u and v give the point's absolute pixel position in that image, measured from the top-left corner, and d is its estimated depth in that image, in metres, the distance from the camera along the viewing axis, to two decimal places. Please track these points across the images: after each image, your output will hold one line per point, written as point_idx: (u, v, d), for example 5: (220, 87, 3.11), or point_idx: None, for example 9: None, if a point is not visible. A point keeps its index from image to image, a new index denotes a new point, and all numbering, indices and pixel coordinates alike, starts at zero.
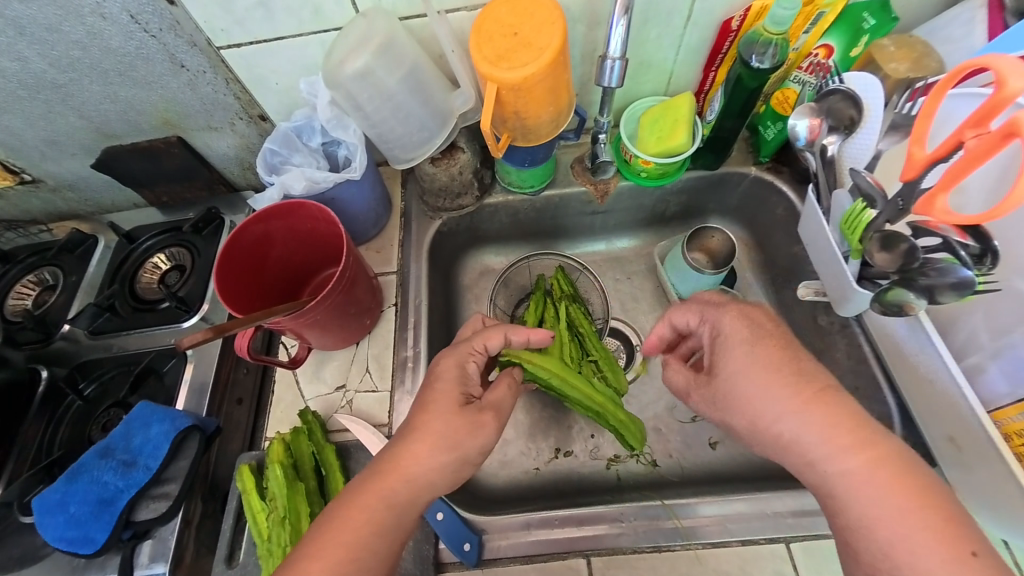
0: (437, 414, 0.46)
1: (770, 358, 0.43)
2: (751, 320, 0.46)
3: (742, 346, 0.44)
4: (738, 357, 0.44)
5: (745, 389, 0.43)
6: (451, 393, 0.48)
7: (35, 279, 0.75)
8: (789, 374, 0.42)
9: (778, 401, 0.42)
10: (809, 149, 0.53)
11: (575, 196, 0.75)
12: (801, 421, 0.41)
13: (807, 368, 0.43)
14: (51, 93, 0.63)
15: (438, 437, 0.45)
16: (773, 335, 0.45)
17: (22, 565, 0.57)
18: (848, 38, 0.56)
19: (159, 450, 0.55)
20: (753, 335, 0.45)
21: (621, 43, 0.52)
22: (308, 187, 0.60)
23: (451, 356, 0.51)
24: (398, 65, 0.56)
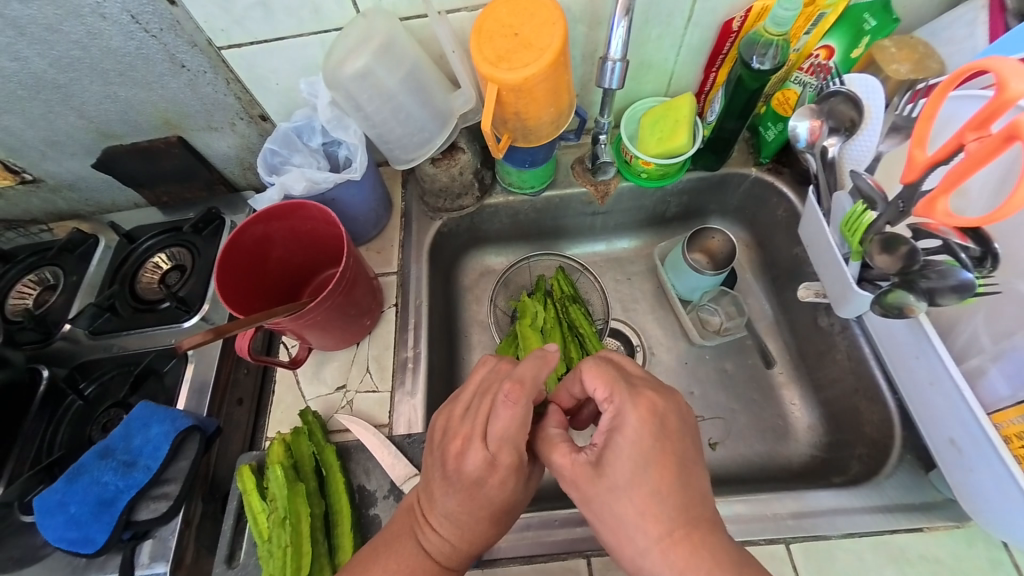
0: (502, 513, 0.45)
1: (654, 484, 0.39)
2: (656, 421, 0.41)
3: (630, 461, 0.40)
4: (624, 474, 0.40)
5: (618, 508, 0.39)
6: (515, 495, 0.45)
7: (36, 279, 0.75)
8: (668, 503, 0.38)
9: (645, 532, 0.38)
10: (809, 150, 0.53)
11: (575, 197, 0.75)
12: (661, 562, 0.37)
13: (692, 498, 0.39)
14: (51, 94, 0.63)
15: (501, 525, 0.46)
16: (665, 448, 0.40)
17: (23, 564, 0.57)
18: (849, 39, 0.56)
19: (159, 450, 0.55)
20: (644, 446, 0.40)
21: (623, 44, 0.52)
22: (308, 188, 0.59)
23: (501, 468, 0.43)
24: (398, 65, 0.56)
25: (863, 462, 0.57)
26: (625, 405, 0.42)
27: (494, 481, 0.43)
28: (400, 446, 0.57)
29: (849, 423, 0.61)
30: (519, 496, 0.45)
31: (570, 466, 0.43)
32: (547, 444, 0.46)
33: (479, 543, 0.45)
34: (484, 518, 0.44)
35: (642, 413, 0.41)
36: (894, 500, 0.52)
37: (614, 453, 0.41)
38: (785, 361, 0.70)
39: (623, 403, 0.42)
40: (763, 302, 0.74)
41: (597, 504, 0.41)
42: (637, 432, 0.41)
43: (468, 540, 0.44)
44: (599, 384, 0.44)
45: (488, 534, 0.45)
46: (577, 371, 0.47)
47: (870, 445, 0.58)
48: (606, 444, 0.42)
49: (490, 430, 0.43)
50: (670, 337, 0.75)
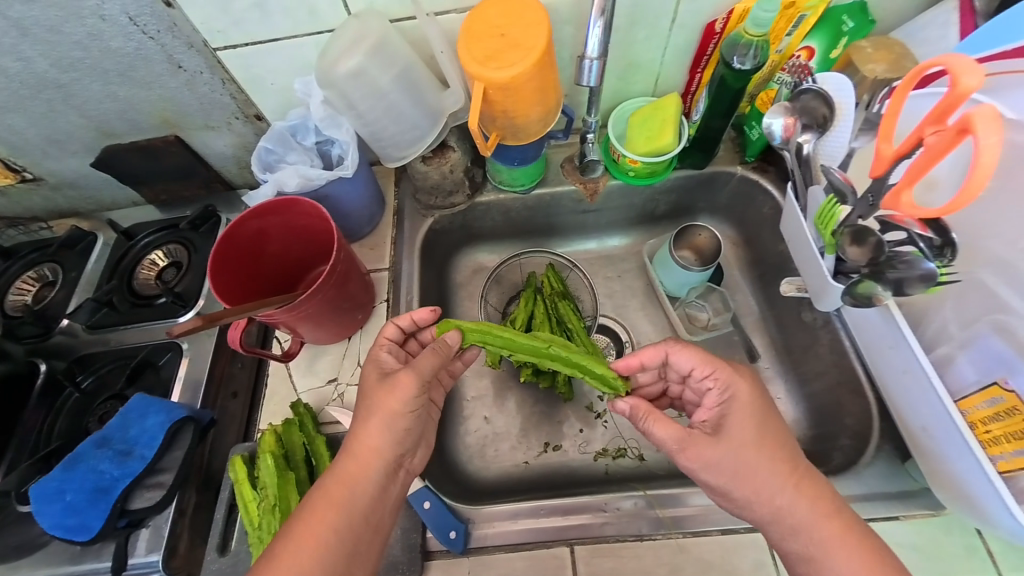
0: (376, 407, 0.48)
1: (775, 437, 0.45)
2: (761, 393, 0.48)
3: (757, 423, 0.45)
4: (749, 432, 0.45)
5: (751, 462, 0.44)
6: (376, 379, 0.51)
7: (36, 275, 0.77)
8: (785, 452, 0.45)
9: (776, 478, 0.44)
10: (785, 147, 0.54)
11: (565, 195, 0.76)
12: (791, 500, 0.43)
13: (796, 448, 0.46)
14: (52, 93, 0.65)
15: (381, 417, 0.48)
16: (774, 410, 0.47)
17: (18, 554, 0.58)
18: (829, 39, 0.57)
19: (155, 440, 0.56)
20: (760, 410, 0.46)
21: (600, 43, 0.53)
22: (302, 184, 0.61)
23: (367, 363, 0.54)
24: (389, 65, 0.58)
25: (844, 453, 0.58)
26: (734, 378, 0.48)
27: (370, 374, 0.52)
28: None
29: (832, 416, 0.62)
30: (388, 385, 0.49)
31: (683, 438, 0.46)
32: (650, 425, 0.49)
33: (371, 444, 0.47)
34: (369, 411, 0.49)
35: (751, 387, 0.47)
36: (873, 489, 0.53)
37: (737, 418, 0.46)
38: (771, 356, 0.71)
39: (734, 377, 0.48)
40: (750, 298, 0.75)
41: (724, 467, 0.45)
42: (750, 398, 0.47)
43: (361, 443, 0.47)
44: (700, 357, 0.50)
45: (373, 424, 0.48)
46: (671, 346, 0.51)
47: (851, 436, 0.59)
48: (725, 414, 0.47)
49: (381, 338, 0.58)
50: (659, 333, 0.76)
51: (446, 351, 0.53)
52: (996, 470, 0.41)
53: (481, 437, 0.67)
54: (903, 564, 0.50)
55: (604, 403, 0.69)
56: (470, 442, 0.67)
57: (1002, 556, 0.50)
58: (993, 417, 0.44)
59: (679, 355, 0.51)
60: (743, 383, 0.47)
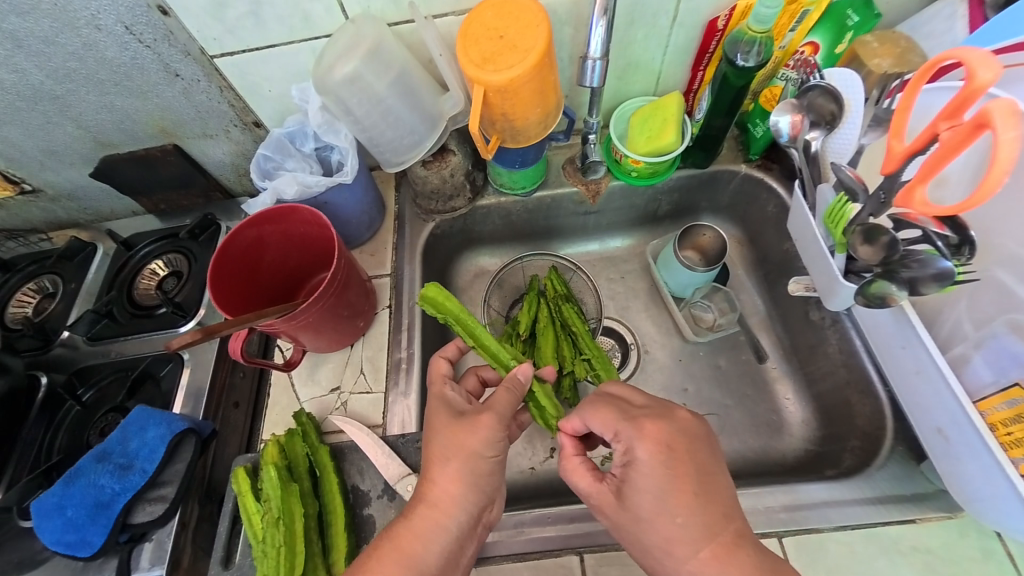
0: (454, 452, 0.46)
1: (673, 511, 0.41)
2: (668, 452, 0.42)
3: (654, 494, 0.42)
4: (647, 504, 0.42)
5: (648, 536, 0.42)
6: (452, 417, 0.49)
7: (36, 287, 0.76)
8: (688, 527, 0.40)
9: (678, 555, 0.40)
10: (792, 145, 0.53)
11: (566, 196, 0.76)
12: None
13: (718, 512, 0.41)
14: (48, 104, 0.64)
15: (460, 461, 0.46)
16: (682, 472, 0.42)
17: (21, 569, 0.57)
18: (833, 35, 0.57)
19: (156, 453, 0.55)
20: (667, 473, 0.42)
21: (602, 44, 0.53)
22: (300, 191, 0.60)
23: (432, 401, 0.52)
24: (386, 69, 0.57)
25: (855, 454, 0.57)
26: (635, 440, 0.43)
27: (438, 409, 0.50)
28: (394, 446, 0.57)
29: (841, 416, 0.61)
30: (465, 426, 0.47)
31: (594, 492, 0.46)
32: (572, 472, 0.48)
33: (451, 495, 0.46)
34: (447, 457, 0.47)
35: (653, 449, 0.43)
36: (886, 492, 0.52)
37: (634, 491, 0.43)
38: (778, 355, 0.70)
39: (633, 440, 0.44)
40: (756, 298, 0.74)
41: (629, 532, 0.44)
42: (648, 463, 0.42)
43: (438, 494, 0.46)
44: (599, 421, 0.47)
45: (452, 469, 0.46)
46: (584, 407, 0.49)
47: (862, 437, 0.58)
48: (626, 479, 0.44)
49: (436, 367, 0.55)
50: (664, 334, 0.75)
51: (517, 386, 0.53)
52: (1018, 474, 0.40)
53: None
54: (919, 568, 0.49)
55: None
56: None
57: (1020, 559, 0.48)
58: (1014, 419, 0.41)
59: (590, 419, 0.48)
60: (644, 443, 0.43)
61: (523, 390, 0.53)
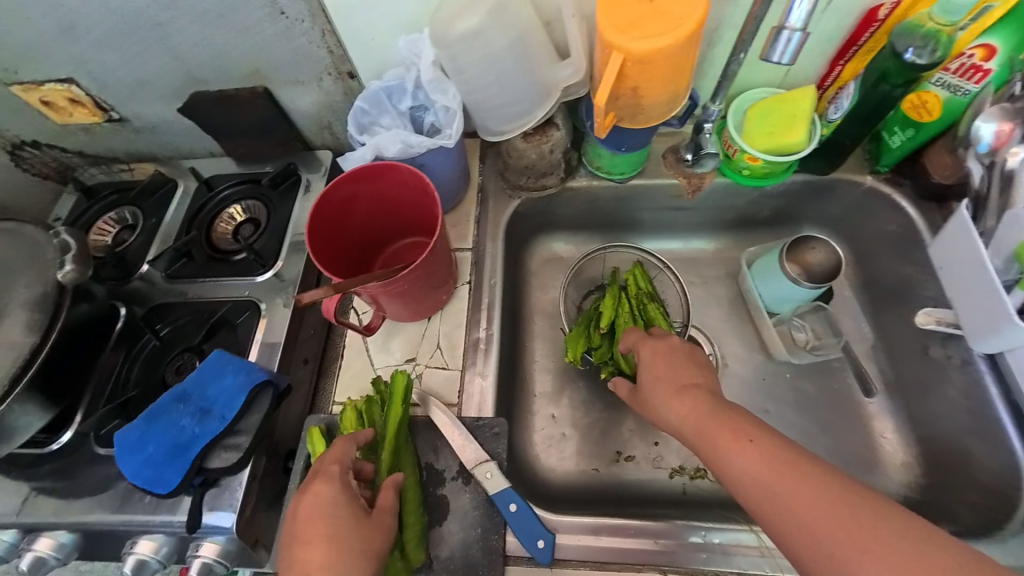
0: (358, 549, 0.43)
1: (659, 369, 0.53)
2: (659, 341, 0.56)
3: (658, 373, 0.52)
4: (644, 372, 0.54)
5: (649, 397, 0.53)
6: (352, 529, 0.44)
7: (116, 217, 0.77)
8: (666, 376, 0.52)
9: (682, 416, 0.47)
10: (988, 158, 0.51)
11: (663, 188, 0.70)
12: (669, 405, 0.49)
13: (688, 367, 0.52)
14: (149, 32, 0.63)
15: (362, 559, 0.43)
16: (677, 358, 0.53)
17: (91, 494, 0.58)
18: (1017, 36, 0.49)
19: (234, 401, 0.54)
20: (665, 358, 0.54)
21: (807, 14, 0.44)
22: (402, 151, 0.57)
23: (314, 489, 0.45)
24: (509, 27, 0.53)
25: (975, 511, 0.53)
26: (637, 339, 0.59)
27: (305, 502, 0.45)
28: (470, 429, 0.55)
29: (957, 467, 0.56)
30: (366, 527, 0.45)
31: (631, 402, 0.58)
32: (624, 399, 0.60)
33: None
34: (347, 555, 0.42)
35: (647, 341, 0.57)
36: (1015, 561, 0.48)
37: (650, 379, 0.53)
38: (877, 388, 0.65)
39: (635, 341, 0.59)
40: (860, 323, 0.68)
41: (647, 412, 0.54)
42: (648, 351, 0.56)
43: None
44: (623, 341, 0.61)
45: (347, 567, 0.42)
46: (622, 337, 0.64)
47: (984, 493, 0.53)
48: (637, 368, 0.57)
49: (326, 459, 0.49)
50: (748, 349, 0.70)
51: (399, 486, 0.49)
52: None
53: (548, 435, 0.66)
54: None
55: None
56: (537, 440, 0.66)
57: None
58: None
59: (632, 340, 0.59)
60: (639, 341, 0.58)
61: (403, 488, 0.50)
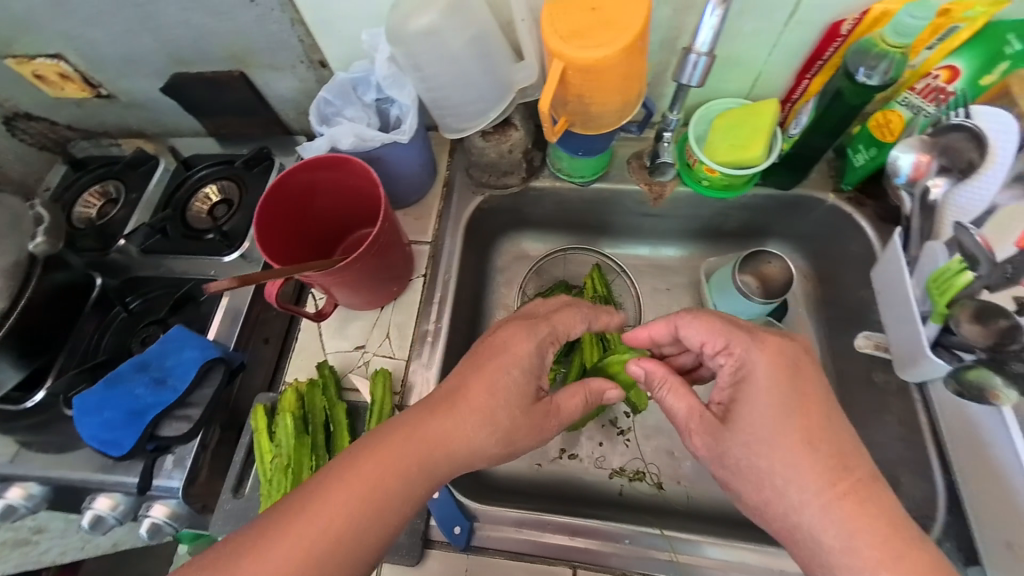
0: (512, 428, 0.46)
1: (801, 430, 0.41)
2: (786, 366, 0.44)
3: (766, 400, 0.42)
4: (761, 417, 0.42)
5: (761, 455, 0.41)
6: (525, 403, 0.47)
7: (101, 190, 0.81)
8: (800, 434, 0.41)
9: (758, 454, 0.41)
10: (908, 188, 0.52)
11: (628, 194, 0.70)
12: (801, 491, 0.40)
13: (826, 432, 0.41)
14: (130, 12, 0.65)
15: (493, 434, 0.46)
16: (801, 391, 0.43)
17: (61, 450, 0.63)
18: (981, 62, 0.49)
19: (187, 374, 0.58)
20: (780, 388, 0.43)
21: (711, 38, 0.48)
22: (356, 143, 0.59)
23: (542, 351, 0.50)
24: (464, 27, 0.53)
25: None
26: (753, 349, 0.45)
27: (476, 379, 0.47)
28: None
29: None
30: (535, 417, 0.48)
31: (693, 416, 0.46)
32: (666, 396, 0.48)
33: (471, 437, 0.45)
34: (491, 413, 0.46)
35: (772, 357, 0.44)
36: None
37: (745, 401, 0.43)
38: None
39: (751, 349, 0.45)
40: (815, 343, 0.68)
41: (732, 455, 0.43)
42: (764, 377, 0.43)
43: (450, 428, 0.45)
44: (660, 325, 0.52)
45: (487, 434, 0.46)
46: (677, 318, 0.50)
47: None
48: (737, 390, 0.44)
49: (560, 330, 0.52)
50: None
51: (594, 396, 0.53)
52: None
53: None
54: None
55: (629, 420, 0.67)
56: None
57: None
58: None
59: (685, 328, 0.50)
60: (761, 358, 0.44)
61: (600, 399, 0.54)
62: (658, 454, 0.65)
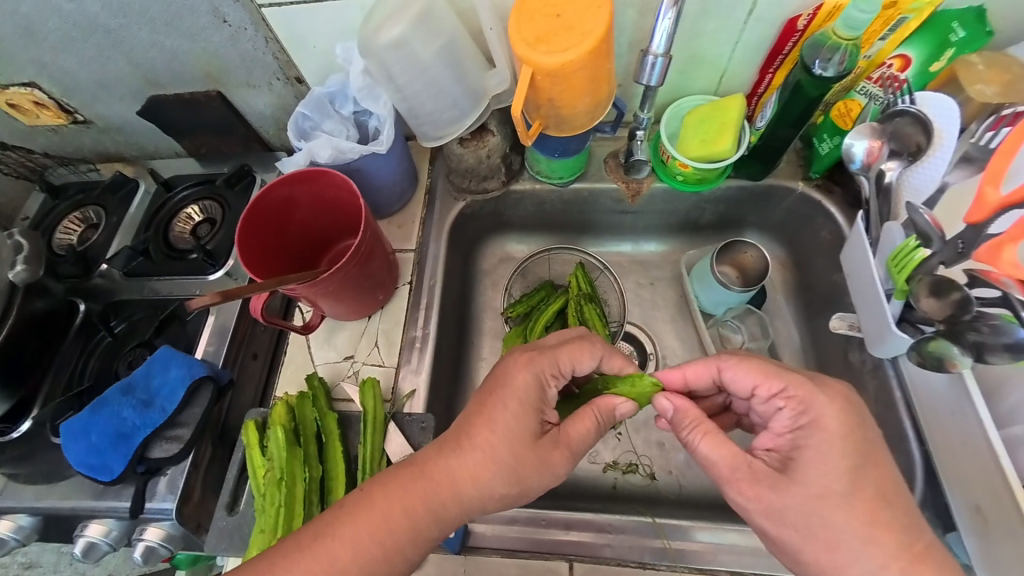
0: (514, 465, 0.45)
1: (871, 492, 0.41)
2: (853, 421, 0.43)
3: (840, 456, 0.42)
4: (828, 476, 0.42)
5: (829, 517, 0.41)
6: (531, 442, 0.45)
7: (81, 216, 0.80)
8: (867, 497, 0.41)
9: (826, 510, 0.41)
10: (865, 173, 0.55)
11: (606, 192, 0.72)
12: (867, 557, 0.40)
13: (893, 496, 0.42)
14: (102, 37, 0.65)
15: (502, 479, 0.45)
16: (874, 446, 0.42)
17: (48, 480, 0.62)
18: (931, 49, 0.51)
19: (175, 394, 0.58)
20: (849, 444, 0.42)
21: (667, 39, 0.50)
22: (334, 156, 0.60)
23: (534, 379, 0.47)
24: (434, 37, 0.54)
25: None
26: (819, 401, 0.44)
27: (479, 420, 0.46)
28: (398, 422, 0.58)
29: None
30: (539, 456, 0.45)
31: (740, 462, 0.44)
32: (698, 438, 0.47)
33: (482, 485, 0.45)
34: (496, 457, 0.45)
35: (842, 416, 0.43)
36: None
37: (812, 453, 0.43)
38: None
39: (818, 402, 0.44)
40: (793, 327, 0.70)
41: (794, 516, 0.42)
42: (837, 429, 0.43)
43: (457, 475, 0.45)
44: (699, 368, 0.51)
45: (496, 479, 0.45)
46: (723, 361, 0.49)
47: None
48: (802, 447, 0.44)
49: (559, 360, 0.49)
50: (686, 350, 0.72)
51: (606, 417, 0.50)
52: None
53: None
54: None
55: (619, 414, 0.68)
56: None
57: None
58: None
59: (731, 371, 0.49)
60: (828, 408, 0.44)
61: (612, 420, 0.51)
62: (649, 444, 0.66)
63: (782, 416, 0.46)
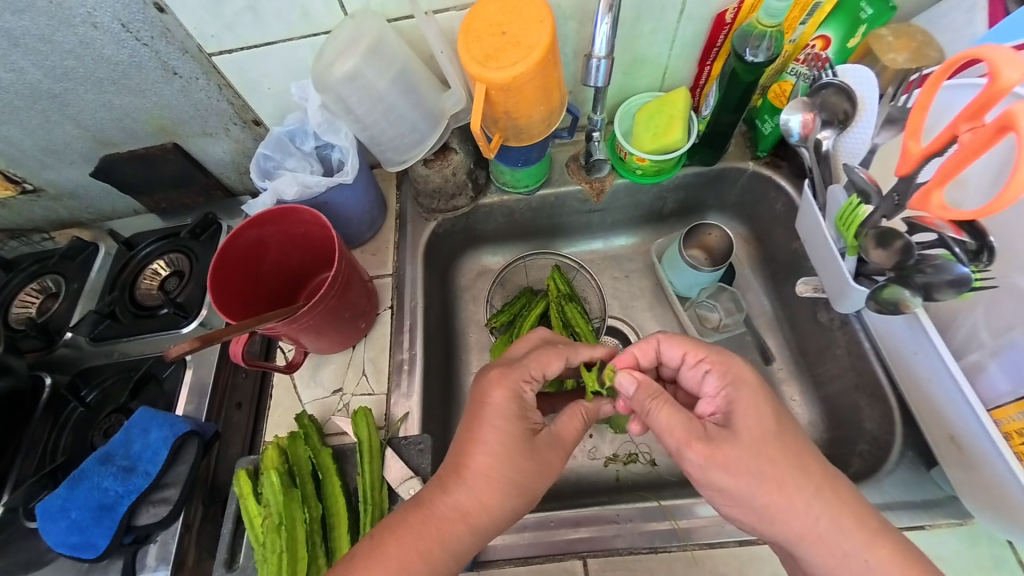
0: (519, 479, 0.45)
1: (793, 434, 0.43)
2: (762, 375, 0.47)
3: (760, 404, 0.44)
4: (759, 424, 0.43)
5: (766, 462, 0.41)
6: (528, 450, 0.46)
7: (38, 287, 0.77)
8: (793, 440, 0.43)
9: (768, 450, 0.42)
10: (804, 144, 0.58)
11: (571, 195, 0.74)
12: (813, 501, 0.41)
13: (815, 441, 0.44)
14: (47, 103, 0.64)
15: (512, 492, 0.45)
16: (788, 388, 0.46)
17: (27, 569, 0.58)
18: (845, 29, 0.57)
19: (158, 455, 0.55)
20: (765, 392, 0.45)
21: (607, 42, 0.53)
22: (300, 192, 0.60)
23: (511, 392, 0.48)
24: (386, 67, 0.56)
25: (863, 459, 0.59)
26: (730, 361, 0.48)
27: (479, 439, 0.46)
28: (396, 449, 0.57)
29: (850, 421, 0.62)
30: (535, 461, 0.46)
31: (686, 428, 0.43)
32: (654, 409, 0.45)
33: (494, 506, 0.45)
34: (497, 471, 0.45)
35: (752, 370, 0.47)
36: (895, 498, 0.53)
37: (741, 408, 0.44)
38: (784, 358, 0.70)
39: (727, 360, 0.48)
40: (764, 298, 0.74)
41: (738, 466, 0.41)
42: (753, 380, 0.46)
43: (472, 501, 0.44)
44: (641, 346, 0.52)
45: (503, 494, 0.45)
46: (658, 337, 0.52)
47: (871, 442, 0.58)
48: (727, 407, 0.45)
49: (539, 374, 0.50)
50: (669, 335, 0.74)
51: (585, 416, 0.53)
52: (1011, 452, 0.44)
53: None
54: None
55: None
56: None
57: None
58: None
59: (668, 344, 0.51)
60: (741, 364, 0.47)
61: (592, 415, 0.54)
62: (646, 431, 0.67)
63: (709, 381, 0.48)
